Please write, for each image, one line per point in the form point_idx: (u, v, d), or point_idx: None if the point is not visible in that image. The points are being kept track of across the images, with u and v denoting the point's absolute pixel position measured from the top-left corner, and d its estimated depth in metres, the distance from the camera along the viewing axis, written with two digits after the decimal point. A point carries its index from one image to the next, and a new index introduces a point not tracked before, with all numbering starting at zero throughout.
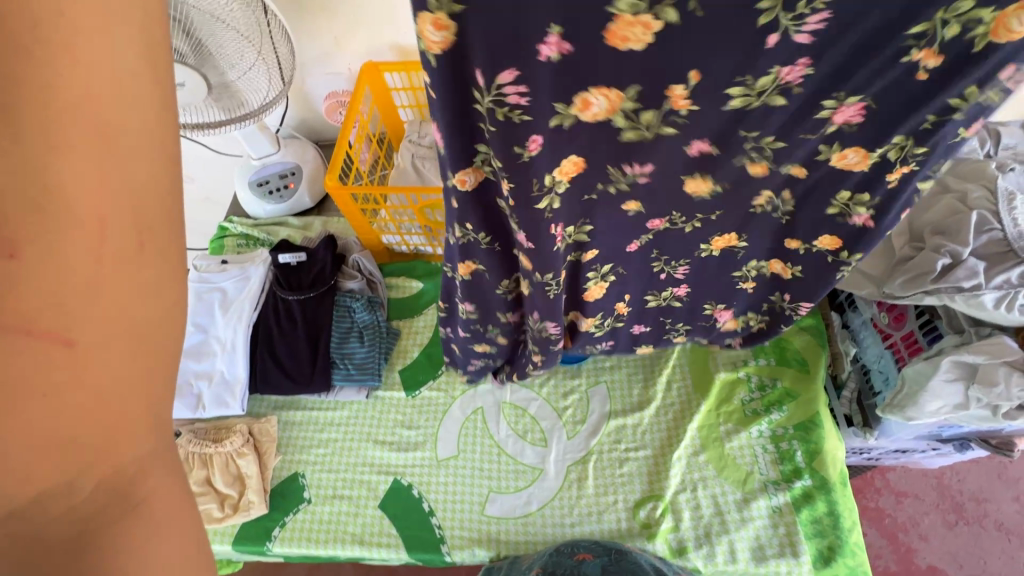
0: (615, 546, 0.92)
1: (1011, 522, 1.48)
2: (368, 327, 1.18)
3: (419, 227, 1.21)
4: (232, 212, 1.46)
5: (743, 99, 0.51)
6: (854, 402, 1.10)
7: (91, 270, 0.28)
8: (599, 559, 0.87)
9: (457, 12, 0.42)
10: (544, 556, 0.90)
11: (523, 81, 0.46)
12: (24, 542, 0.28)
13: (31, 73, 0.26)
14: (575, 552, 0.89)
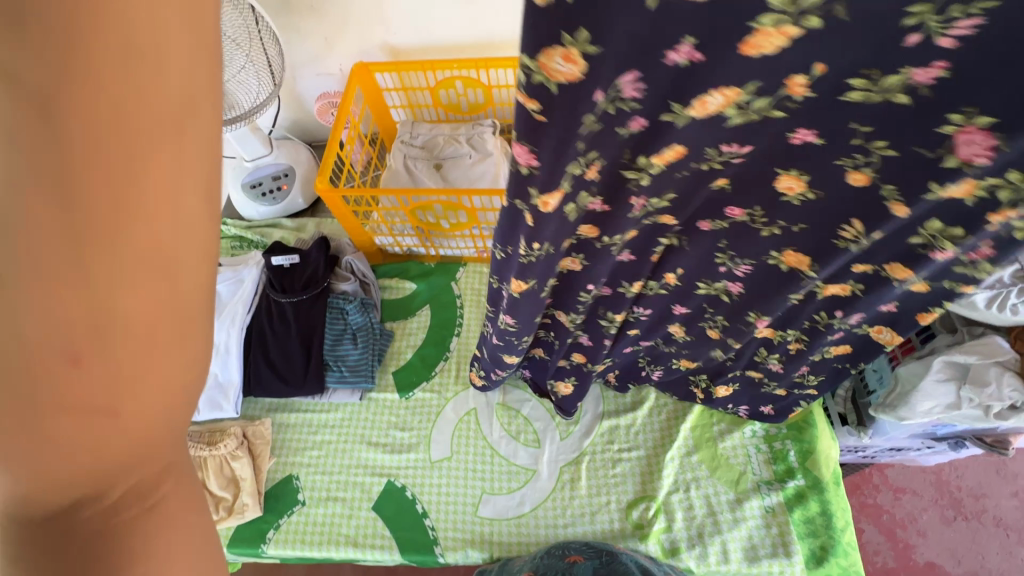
0: (605, 547, 0.93)
1: (1010, 517, 1.48)
2: (361, 328, 1.18)
3: (412, 228, 1.20)
4: (225, 214, 1.46)
5: (862, 93, 0.45)
6: (848, 401, 1.11)
7: (162, 278, 0.26)
8: (590, 560, 0.87)
9: (588, 43, 0.39)
10: (535, 556, 0.91)
11: (647, 79, 0.44)
12: (61, 532, 0.28)
13: (108, 67, 0.23)
14: (567, 553, 0.89)
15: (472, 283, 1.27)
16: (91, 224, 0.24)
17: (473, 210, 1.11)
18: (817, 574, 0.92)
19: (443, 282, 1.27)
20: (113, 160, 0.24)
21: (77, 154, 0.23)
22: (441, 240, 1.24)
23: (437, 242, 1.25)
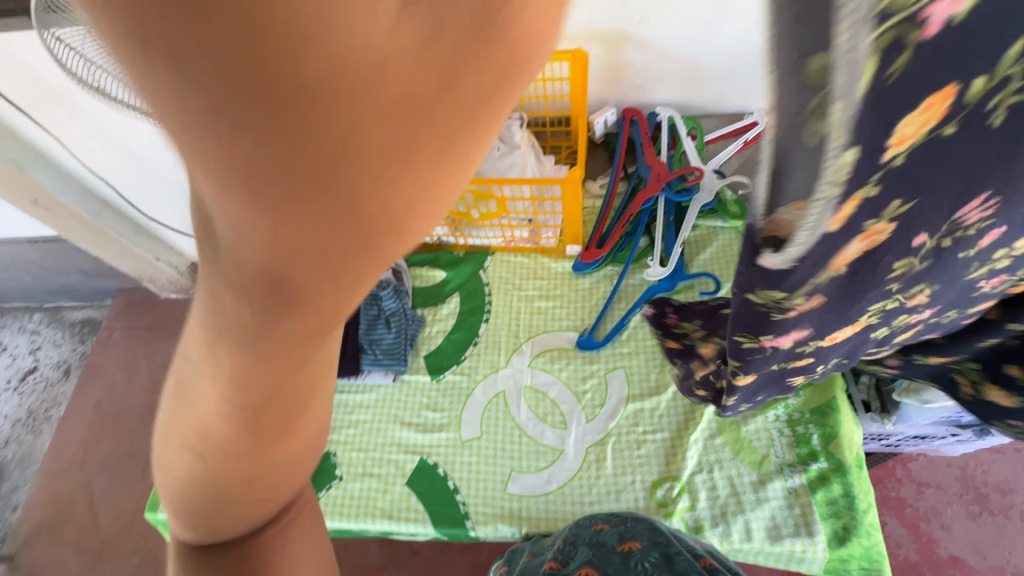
0: (638, 516, 0.95)
1: None
2: (394, 314, 1.23)
3: (443, 218, 1.25)
4: None
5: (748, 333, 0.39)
6: (871, 388, 1.12)
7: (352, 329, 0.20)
8: (616, 526, 0.91)
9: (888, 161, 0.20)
10: (564, 532, 0.94)
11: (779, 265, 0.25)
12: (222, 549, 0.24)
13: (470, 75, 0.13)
14: (594, 522, 0.93)
15: (500, 271, 1.31)
16: (375, 192, 0.14)
17: (503, 199, 1.15)
18: (839, 553, 0.94)
19: (472, 271, 1.32)
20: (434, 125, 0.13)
21: (449, 117, 0.13)
22: (470, 229, 1.28)
23: (466, 231, 1.29)
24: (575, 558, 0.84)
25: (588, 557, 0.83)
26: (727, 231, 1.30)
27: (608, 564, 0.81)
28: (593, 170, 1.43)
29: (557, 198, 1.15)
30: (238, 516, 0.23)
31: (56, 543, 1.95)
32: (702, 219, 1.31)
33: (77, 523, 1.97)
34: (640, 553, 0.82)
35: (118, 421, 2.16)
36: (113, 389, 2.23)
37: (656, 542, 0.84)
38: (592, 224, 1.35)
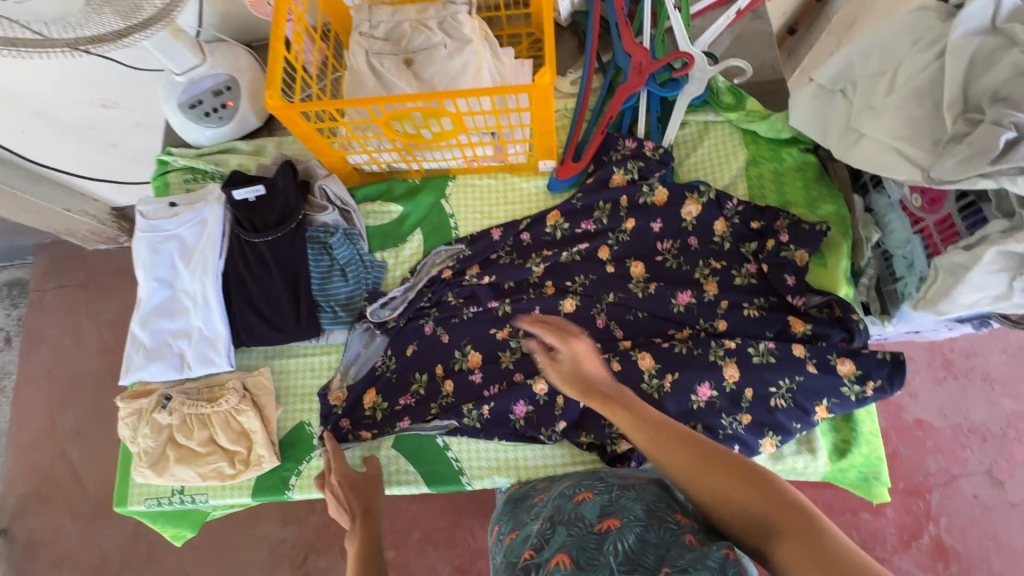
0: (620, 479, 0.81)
1: (996, 372, 1.53)
2: (349, 263, 1.07)
3: (389, 142, 1.04)
4: (169, 142, 1.26)
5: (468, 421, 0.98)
6: (872, 289, 1.05)
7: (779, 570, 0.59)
8: (598, 495, 0.76)
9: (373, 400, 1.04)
10: (551, 503, 0.81)
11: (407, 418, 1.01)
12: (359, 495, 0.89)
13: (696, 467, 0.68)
14: (577, 492, 0.80)
15: (465, 198, 1.14)
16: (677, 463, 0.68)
17: (458, 115, 0.94)
18: (839, 465, 0.94)
19: (431, 201, 1.15)
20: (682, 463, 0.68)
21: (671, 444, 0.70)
22: (425, 153, 1.08)
23: (420, 156, 1.09)
24: (550, 542, 0.70)
25: (561, 542, 0.68)
26: (719, 125, 1.13)
27: (581, 547, 0.66)
28: (561, 64, 1.21)
29: (523, 107, 0.95)
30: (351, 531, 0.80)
31: (46, 513, 1.90)
32: (691, 114, 1.12)
33: (61, 491, 1.91)
34: (615, 531, 0.66)
35: (78, 387, 2.02)
36: (63, 353, 2.06)
37: (639, 516, 0.67)
38: (565, 129, 1.16)
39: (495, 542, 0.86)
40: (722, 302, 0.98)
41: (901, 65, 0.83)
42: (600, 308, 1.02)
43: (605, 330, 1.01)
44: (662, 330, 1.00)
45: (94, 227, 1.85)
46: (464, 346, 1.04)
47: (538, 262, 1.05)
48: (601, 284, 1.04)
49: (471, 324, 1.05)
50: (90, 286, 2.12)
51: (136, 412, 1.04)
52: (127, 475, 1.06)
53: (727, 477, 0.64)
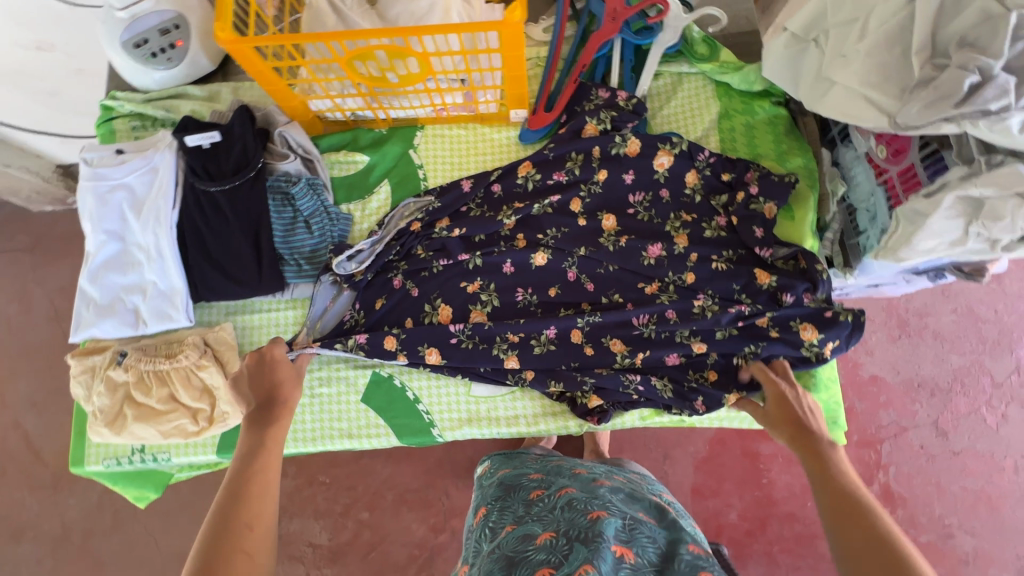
0: (625, 506, 0.81)
1: (946, 330, 1.60)
2: (313, 214, 1.03)
3: (353, 86, 0.99)
4: (112, 86, 1.16)
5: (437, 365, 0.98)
6: (836, 242, 1.07)
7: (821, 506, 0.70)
8: (614, 519, 0.74)
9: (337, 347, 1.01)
10: (554, 510, 0.79)
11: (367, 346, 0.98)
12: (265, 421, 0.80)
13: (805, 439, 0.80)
14: (589, 509, 0.76)
15: (435, 148, 1.10)
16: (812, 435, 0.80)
17: (425, 56, 0.89)
18: None
19: (399, 151, 1.10)
20: (800, 436, 0.81)
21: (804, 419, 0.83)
22: (391, 100, 1.03)
23: (386, 103, 1.04)
24: (565, 558, 0.67)
25: (582, 561, 0.65)
26: (693, 77, 1.12)
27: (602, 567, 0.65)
28: (534, 10, 1.16)
29: (493, 48, 0.91)
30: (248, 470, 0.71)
31: (2, 485, 1.83)
32: (665, 64, 1.11)
33: (16, 463, 1.84)
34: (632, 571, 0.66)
35: (29, 356, 1.92)
36: (10, 321, 1.95)
37: (654, 563, 0.69)
38: (538, 79, 1.12)
39: (478, 526, 0.88)
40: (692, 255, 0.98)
41: (873, 11, 0.82)
42: (570, 262, 1.02)
43: (575, 282, 1.01)
44: (633, 282, 1.00)
45: (37, 185, 1.73)
46: (434, 300, 1.02)
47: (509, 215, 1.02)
48: (572, 236, 1.03)
49: (442, 278, 1.03)
50: (37, 251, 2.00)
51: (89, 370, 0.99)
52: (83, 436, 1.01)
53: (805, 456, 0.77)
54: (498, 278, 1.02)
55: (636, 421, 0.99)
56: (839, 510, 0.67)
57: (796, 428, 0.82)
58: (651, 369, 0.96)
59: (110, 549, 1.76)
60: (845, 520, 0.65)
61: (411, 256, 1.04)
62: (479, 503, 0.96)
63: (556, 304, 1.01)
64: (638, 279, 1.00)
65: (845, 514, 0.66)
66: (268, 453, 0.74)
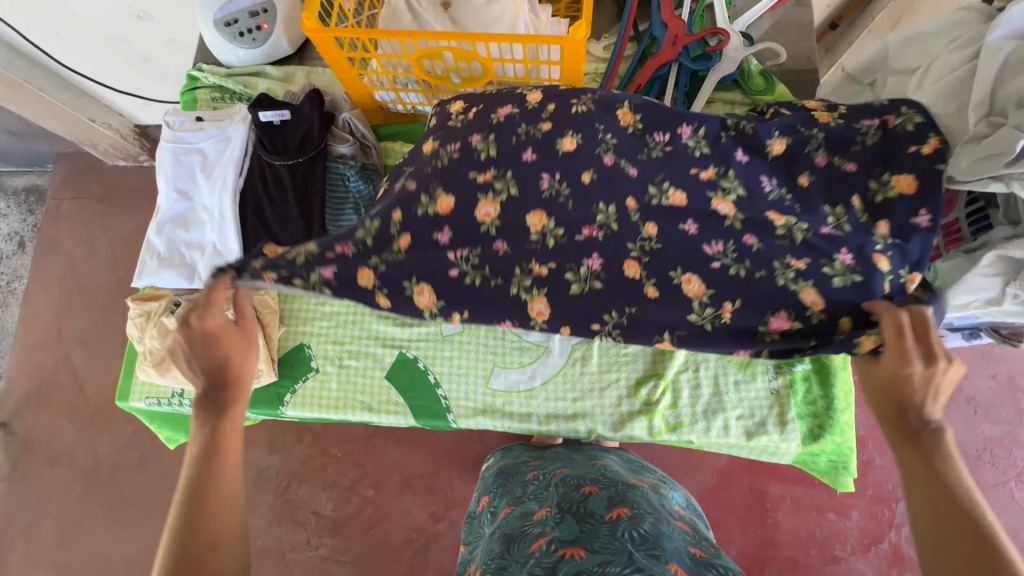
0: (618, 477, 0.94)
1: (982, 398, 1.55)
2: (364, 198, 1.10)
3: (417, 83, 1.05)
4: (199, 59, 1.26)
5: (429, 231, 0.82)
6: None
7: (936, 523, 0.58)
8: (604, 492, 0.85)
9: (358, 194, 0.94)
10: (547, 487, 0.91)
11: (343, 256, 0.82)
12: (227, 386, 0.71)
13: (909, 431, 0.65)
14: (580, 483, 0.88)
15: None
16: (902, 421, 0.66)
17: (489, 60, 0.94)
18: (810, 448, 0.96)
19: None
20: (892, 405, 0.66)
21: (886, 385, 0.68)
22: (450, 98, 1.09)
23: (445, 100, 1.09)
24: (559, 524, 0.77)
25: (574, 532, 0.74)
26: (746, 107, 1.13)
27: (595, 536, 0.73)
28: (597, 27, 1.21)
29: (553, 61, 0.95)
30: (211, 482, 0.64)
31: (46, 413, 1.97)
32: (720, 92, 1.13)
33: (61, 394, 1.98)
34: (630, 521, 0.75)
35: (86, 297, 2.07)
36: (74, 263, 2.11)
37: (648, 514, 0.78)
38: None
39: (485, 514, 0.97)
40: (777, 144, 0.84)
41: (933, 63, 0.82)
42: (606, 144, 0.83)
43: (614, 168, 0.82)
44: (687, 168, 0.82)
45: (116, 142, 1.88)
46: (433, 188, 0.83)
47: (588, 104, 0.85)
48: (611, 96, 0.86)
49: (464, 126, 0.87)
50: (106, 201, 2.16)
51: (145, 314, 1.08)
52: (130, 372, 1.10)
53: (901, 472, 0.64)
54: (515, 166, 0.82)
55: (646, 436, 0.99)
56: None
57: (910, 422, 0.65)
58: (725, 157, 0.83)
59: (132, 487, 1.87)
60: None
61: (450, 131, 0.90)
62: (483, 491, 1.07)
63: (592, 197, 0.81)
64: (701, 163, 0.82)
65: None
66: (215, 517, 0.62)
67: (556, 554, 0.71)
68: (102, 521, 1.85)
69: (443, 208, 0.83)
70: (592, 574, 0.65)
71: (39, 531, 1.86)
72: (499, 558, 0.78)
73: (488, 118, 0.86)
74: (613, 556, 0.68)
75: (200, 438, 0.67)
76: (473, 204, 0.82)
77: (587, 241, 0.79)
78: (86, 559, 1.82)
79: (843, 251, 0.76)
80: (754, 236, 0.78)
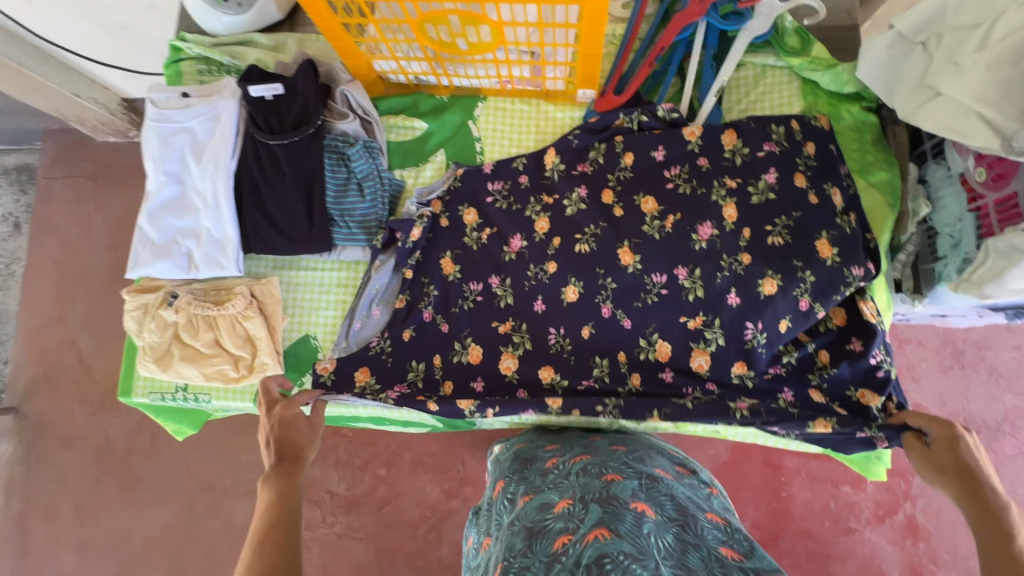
0: (643, 466, 0.84)
1: (1005, 368, 1.50)
2: (366, 178, 1.02)
3: (420, 49, 0.96)
4: (182, 27, 1.16)
5: (459, 350, 0.99)
6: (908, 266, 1.01)
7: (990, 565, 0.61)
8: (629, 481, 0.78)
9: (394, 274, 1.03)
10: (568, 477, 0.82)
11: (392, 381, 0.99)
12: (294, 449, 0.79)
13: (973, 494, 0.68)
14: (603, 472, 0.81)
15: (495, 122, 1.07)
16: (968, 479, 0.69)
17: (499, 26, 0.85)
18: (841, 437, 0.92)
19: (458, 122, 1.08)
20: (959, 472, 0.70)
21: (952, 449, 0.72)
22: (457, 67, 1.00)
23: (451, 69, 1.01)
24: (582, 517, 0.70)
25: (598, 515, 0.68)
26: (778, 70, 1.04)
27: (620, 520, 0.67)
28: None
29: (570, 23, 0.85)
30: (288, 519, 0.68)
31: (55, 397, 1.94)
32: (750, 55, 1.03)
33: (69, 378, 1.96)
34: (654, 523, 0.67)
35: (86, 279, 2.03)
36: (71, 245, 2.05)
37: (673, 517, 0.70)
38: (610, 58, 1.07)
39: (499, 500, 0.87)
40: (766, 286, 0.87)
41: (1001, 17, 0.72)
42: (606, 291, 0.95)
43: (611, 320, 0.95)
44: (674, 316, 0.92)
45: (104, 117, 1.78)
46: (464, 338, 0.99)
47: (590, 241, 0.96)
48: (613, 234, 0.96)
49: (481, 255, 1.02)
50: (99, 180, 2.08)
51: (142, 307, 1.03)
52: (131, 366, 1.06)
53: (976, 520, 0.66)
54: (529, 318, 0.98)
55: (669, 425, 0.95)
56: None
57: (972, 485, 0.69)
58: (727, 325, 0.89)
59: (146, 468, 1.87)
60: None
61: (479, 251, 1.02)
62: (499, 477, 0.95)
63: (590, 352, 0.95)
64: (690, 309, 0.91)
65: None
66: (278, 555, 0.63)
67: (580, 545, 0.65)
68: (119, 502, 1.85)
69: (464, 350, 0.99)
70: (616, 561, 0.60)
71: (58, 512, 1.86)
72: (517, 553, 0.69)
73: (502, 251, 1.01)
74: (639, 551, 0.61)
75: (274, 486, 0.72)
76: (497, 355, 0.98)
77: (586, 391, 0.93)
78: (105, 539, 1.83)
79: (787, 392, 0.88)
80: (718, 384, 0.90)
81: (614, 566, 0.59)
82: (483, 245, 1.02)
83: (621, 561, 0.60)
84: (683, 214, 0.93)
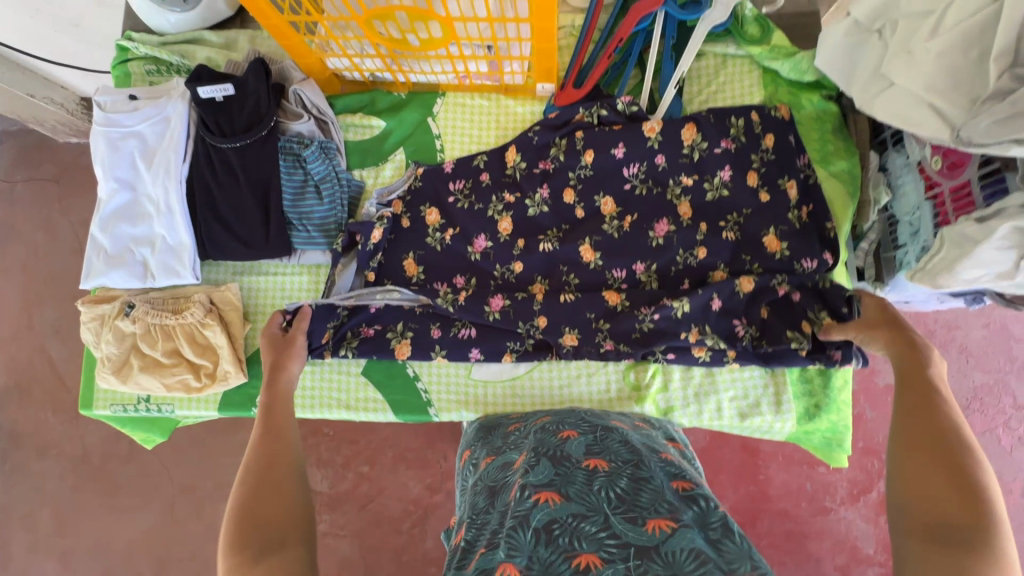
0: (602, 420, 0.86)
1: (974, 346, 1.51)
2: (324, 179, 1.00)
3: (372, 47, 0.93)
4: (129, 26, 1.12)
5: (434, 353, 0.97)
6: (870, 255, 1.01)
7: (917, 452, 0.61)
8: (583, 436, 0.79)
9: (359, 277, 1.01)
10: (527, 436, 0.84)
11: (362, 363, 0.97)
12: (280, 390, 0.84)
13: (921, 385, 0.68)
14: (560, 429, 0.82)
15: (455, 118, 1.05)
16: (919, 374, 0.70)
17: (448, 21, 0.83)
18: (806, 428, 0.93)
19: (417, 118, 1.05)
20: (910, 372, 0.70)
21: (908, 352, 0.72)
22: (411, 63, 0.97)
23: (405, 65, 0.98)
24: (535, 471, 0.71)
25: (550, 476, 0.69)
26: (739, 59, 1.03)
27: (571, 482, 0.68)
28: None
29: (521, 18, 0.84)
30: (285, 444, 0.75)
31: (28, 405, 1.90)
32: (710, 44, 1.02)
33: (41, 385, 1.92)
34: (607, 475, 0.68)
35: (55, 283, 1.98)
36: (37, 250, 2.00)
37: (627, 460, 0.71)
38: (569, 50, 1.04)
39: (464, 468, 0.89)
40: (717, 276, 0.91)
41: (951, 4, 0.71)
42: (570, 285, 0.95)
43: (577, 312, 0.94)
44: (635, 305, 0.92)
45: (63, 117, 1.72)
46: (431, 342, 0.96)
47: (553, 241, 0.96)
48: (579, 229, 0.97)
49: (444, 255, 1.00)
50: (62, 182, 2.02)
51: (99, 318, 1.01)
52: (91, 378, 1.04)
53: (916, 404, 0.66)
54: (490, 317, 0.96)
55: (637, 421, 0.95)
56: (941, 495, 0.57)
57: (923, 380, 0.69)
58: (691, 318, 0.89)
59: (125, 474, 1.84)
60: (934, 526, 0.55)
61: (443, 251, 1.00)
62: (465, 446, 0.94)
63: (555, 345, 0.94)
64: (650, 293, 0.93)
65: (933, 518, 0.55)
66: (280, 494, 0.68)
67: (529, 503, 0.66)
68: (99, 509, 1.83)
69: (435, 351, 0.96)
70: (565, 525, 0.61)
71: (37, 521, 1.83)
72: (478, 510, 0.73)
73: (469, 249, 0.99)
74: (589, 510, 0.63)
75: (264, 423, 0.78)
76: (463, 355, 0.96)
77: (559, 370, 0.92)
78: (87, 546, 1.81)
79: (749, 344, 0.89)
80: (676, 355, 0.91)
81: (563, 530, 0.61)
82: (448, 246, 1.00)
83: (568, 523, 0.61)
84: (640, 215, 0.94)
